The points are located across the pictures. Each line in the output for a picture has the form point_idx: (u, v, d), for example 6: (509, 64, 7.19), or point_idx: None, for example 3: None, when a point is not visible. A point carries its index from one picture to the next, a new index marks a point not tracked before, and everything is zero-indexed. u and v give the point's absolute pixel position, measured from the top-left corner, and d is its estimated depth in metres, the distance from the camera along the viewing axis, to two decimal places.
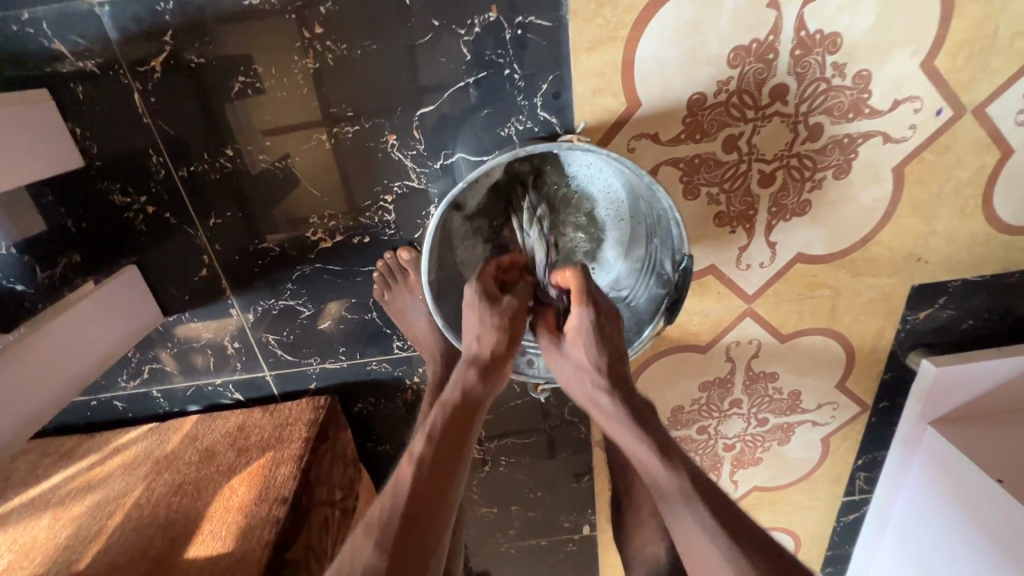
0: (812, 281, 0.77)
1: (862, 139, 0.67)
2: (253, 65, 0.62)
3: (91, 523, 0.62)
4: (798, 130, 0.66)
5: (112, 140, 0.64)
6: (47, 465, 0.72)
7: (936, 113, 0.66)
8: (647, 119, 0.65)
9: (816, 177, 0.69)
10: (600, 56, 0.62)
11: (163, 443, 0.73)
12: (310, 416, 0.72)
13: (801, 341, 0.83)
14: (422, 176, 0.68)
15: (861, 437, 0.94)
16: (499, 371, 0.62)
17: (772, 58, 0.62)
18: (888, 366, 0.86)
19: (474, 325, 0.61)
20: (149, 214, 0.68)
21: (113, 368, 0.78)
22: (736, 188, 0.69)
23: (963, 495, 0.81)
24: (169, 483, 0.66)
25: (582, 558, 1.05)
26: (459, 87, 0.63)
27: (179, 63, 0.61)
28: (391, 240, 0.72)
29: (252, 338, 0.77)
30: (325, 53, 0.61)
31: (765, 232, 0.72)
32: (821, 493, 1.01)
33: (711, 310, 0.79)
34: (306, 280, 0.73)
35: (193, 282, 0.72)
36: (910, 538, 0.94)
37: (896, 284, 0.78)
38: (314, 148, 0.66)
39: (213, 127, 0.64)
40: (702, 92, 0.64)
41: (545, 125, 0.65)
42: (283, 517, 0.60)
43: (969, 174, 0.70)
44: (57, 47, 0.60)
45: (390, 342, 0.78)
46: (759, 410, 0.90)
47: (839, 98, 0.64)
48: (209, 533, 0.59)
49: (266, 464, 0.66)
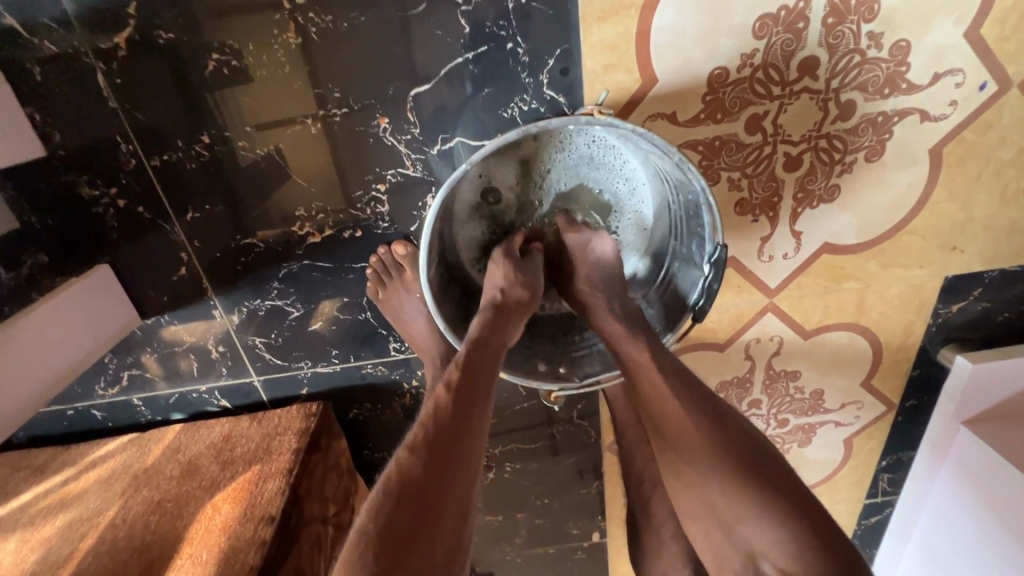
0: (839, 273, 0.71)
1: (898, 118, 0.61)
2: (229, 41, 0.56)
3: (61, 546, 0.57)
4: (829, 108, 0.60)
5: (77, 127, 0.59)
6: (18, 482, 0.67)
7: (979, 88, 0.60)
8: (664, 97, 0.59)
9: (846, 159, 0.64)
10: (612, 28, 0.56)
11: (143, 456, 0.68)
12: (301, 425, 0.67)
13: (825, 338, 0.78)
14: (418, 163, 0.62)
15: (886, 437, 0.89)
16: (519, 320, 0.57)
17: (802, 27, 0.56)
18: (918, 363, 0.81)
19: (498, 277, 0.57)
20: (120, 208, 0.63)
21: (89, 375, 0.72)
22: (759, 173, 0.64)
23: (999, 500, 0.75)
24: (147, 501, 0.60)
25: (591, 565, 1.01)
26: (457, 64, 0.58)
27: (148, 39, 0.55)
28: (385, 233, 0.66)
29: (237, 341, 0.71)
30: (309, 27, 0.56)
31: (790, 221, 0.67)
32: (843, 496, 0.96)
33: (729, 306, 0.73)
34: (294, 278, 0.68)
35: (172, 281, 0.67)
36: (935, 545, 0.89)
37: (929, 275, 0.73)
38: (300, 132, 0.60)
39: (187, 111, 0.59)
40: (724, 67, 0.58)
41: (552, 104, 0.60)
42: (271, 539, 0.54)
43: (1013, 155, 0.64)
44: (10, 23, 0.54)
45: (386, 343, 0.73)
46: (780, 410, 0.85)
47: (875, 71, 0.59)
48: (190, 556, 0.54)
49: (253, 478, 0.61)
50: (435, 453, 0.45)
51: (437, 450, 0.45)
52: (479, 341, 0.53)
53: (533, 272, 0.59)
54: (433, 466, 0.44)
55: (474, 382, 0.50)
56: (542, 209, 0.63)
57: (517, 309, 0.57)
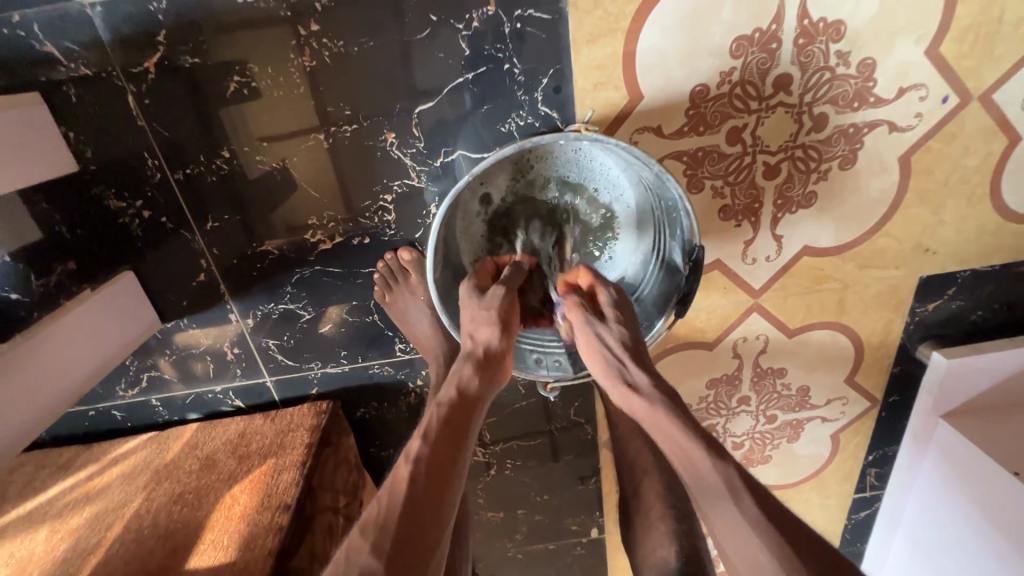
0: (819, 275, 0.76)
1: (868, 129, 0.66)
2: (247, 65, 0.61)
3: (90, 534, 0.61)
4: (803, 120, 0.65)
5: (107, 144, 0.63)
6: (44, 478, 0.71)
7: (942, 101, 0.65)
8: (650, 111, 0.64)
9: (821, 168, 0.68)
10: (601, 49, 0.61)
11: (163, 452, 0.71)
12: (312, 421, 0.71)
13: (809, 336, 0.82)
14: (422, 175, 0.67)
15: (871, 432, 0.93)
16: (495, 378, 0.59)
17: (775, 48, 0.61)
18: (898, 359, 0.85)
19: (467, 319, 0.59)
20: (145, 219, 0.67)
21: (111, 377, 0.76)
22: (741, 181, 0.68)
23: (978, 490, 0.79)
24: (169, 493, 0.64)
25: (591, 561, 1.04)
26: (458, 84, 0.63)
27: (174, 64, 0.60)
28: (391, 240, 0.71)
29: (252, 343, 0.76)
30: (322, 51, 0.61)
31: (771, 225, 0.71)
32: (832, 490, 0.99)
33: (717, 306, 0.77)
34: (306, 283, 0.72)
35: (191, 287, 0.71)
36: (923, 537, 0.92)
37: (904, 276, 0.77)
38: (312, 147, 0.65)
39: (209, 129, 0.63)
40: (705, 83, 0.63)
41: (546, 120, 0.64)
42: (287, 525, 0.58)
43: (976, 162, 0.69)
44: (49, 50, 0.59)
45: (392, 344, 0.77)
46: (768, 406, 0.89)
47: (844, 87, 0.64)
48: (211, 543, 0.58)
49: (268, 470, 0.65)
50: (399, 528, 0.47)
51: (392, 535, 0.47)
52: (448, 403, 0.56)
53: (493, 304, 0.58)
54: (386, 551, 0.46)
55: (439, 457, 0.52)
56: (533, 220, 0.67)
57: (491, 368, 0.58)
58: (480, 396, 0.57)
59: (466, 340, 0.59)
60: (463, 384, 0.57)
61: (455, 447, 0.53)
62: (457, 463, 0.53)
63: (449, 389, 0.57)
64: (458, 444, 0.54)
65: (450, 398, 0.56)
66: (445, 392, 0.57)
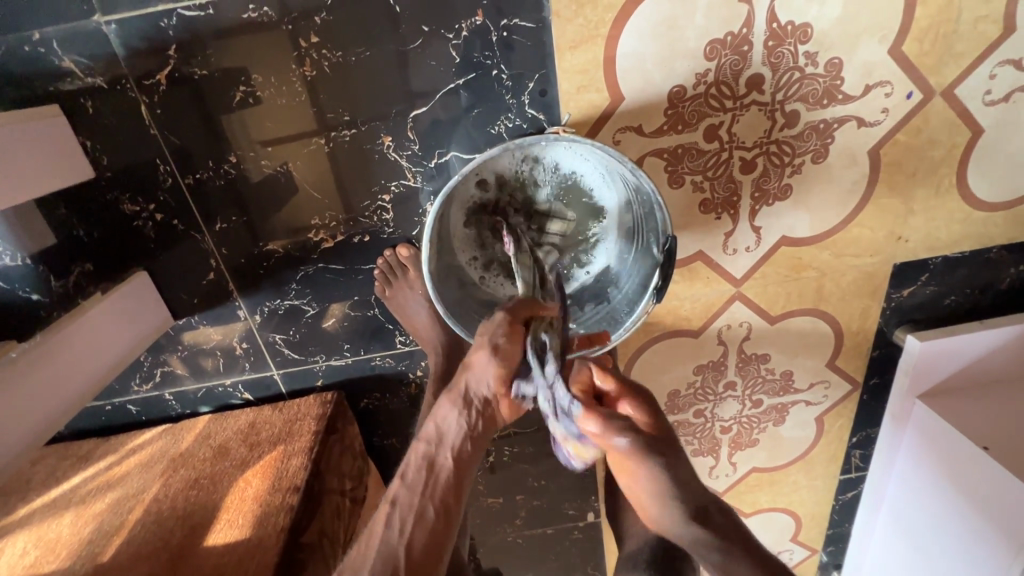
0: (797, 263, 0.80)
1: (837, 124, 0.70)
2: (252, 75, 0.65)
3: (112, 518, 0.65)
4: (776, 117, 0.69)
5: (121, 152, 0.67)
6: (66, 468, 0.75)
7: (906, 97, 0.69)
8: (631, 112, 0.68)
9: (795, 162, 0.72)
10: (582, 55, 0.65)
11: (178, 442, 0.76)
12: (318, 410, 0.75)
13: (790, 323, 0.86)
14: (418, 175, 0.71)
15: (854, 415, 0.97)
16: (479, 422, 0.58)
17: (747, 50, 0.65)
18: (876, 343, 0.89)
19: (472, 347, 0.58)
20: (157, 221, 0.71)
21: (126, 372, 0.80)
22: (719, 175, 0.72)
23: (954, 467, 0.83)
24: (185, 478, 0.68)
25: (588, 545, 1.08)
26: (450, 89, 0.67)
27: (183, 75, 0.64)
28: (390, 238, 0.75)
29: (259, 338, 0.80)
30: (321, 62, 0.65)
31: (749, 217, 0.75)
32: (819, 472, 1.03)
33: (701, 295, 0.81)
34: (310, 280, 0.76)
35: (202, 285, 0.75)
36: (906, 513, 0.96)
37: (879, 263, 0.81)
38: (313, 151, 0.69)
39: (216, 136, 0.67)
40: (682, 85, 0.67)
41: (533, 122, 0.68)
42: (297, 505, 0.62)
43: (942, 154, 0.73)
44: (67, 64, 0.63)
45: (392, 337, 0.81)
46: (754, 391, 0.93)
47: (813, 85, 0.68)
48: (226, 522, 0.62)
49: (278, 456, 0.69)
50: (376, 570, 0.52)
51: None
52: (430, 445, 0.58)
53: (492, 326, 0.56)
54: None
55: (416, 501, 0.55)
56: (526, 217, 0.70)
57: (477, 411, 0.58)
58: (463, 437, 0.58)
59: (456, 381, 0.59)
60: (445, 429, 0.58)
61: (432, 488, 0.56)
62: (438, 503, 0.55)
63: (432, 427, 0.59)
64: (440, 488, 0.56)
65: (431, 441, 0.58)
66: (430, 431, 0.59)
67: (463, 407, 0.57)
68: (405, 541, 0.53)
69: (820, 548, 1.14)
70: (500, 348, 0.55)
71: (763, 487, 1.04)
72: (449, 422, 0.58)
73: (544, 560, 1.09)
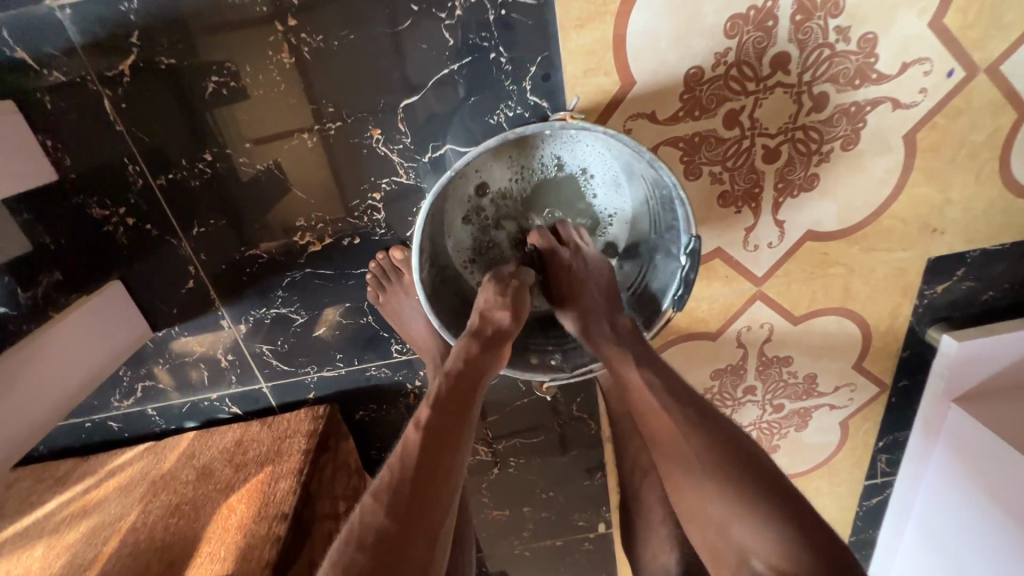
0: (823, 259, 0.74)
1: (870, 107, 0.64)
2: (228, 64, 0.59)
3: (86, 550, 0.60)
4: (802, 101, 0.63)
5: (87, 152, 0.62)
6: (42, 492, 0.70)
7: (947, 75, 0.63)
8: (643, 97, 0.62)
9: (823, 149, 0.66)
10: (589, 34, 0.59)
11: (160, 463, 0.71)
12: (310, 427, 0.70)
13: (814, 323, 0.80)
14: (411, 171, 0.65)
15: (880, 419, 0.91)
16: (494, 354, 0.57)
17: (771, 25, 0.59)
18: (906, 343, 0.83)
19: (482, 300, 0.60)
20: (130, 226, 0.66)
21: (105, 388, 0.75)
22: (740, 165, 0.66)
23: (992, 477, 0.77)
24: (165, 504, 0.63)
25: (599, 557, 1.03)
26: (444, 75, 0.61)
27: (150, 65, 0.59)
28: (382, 239, 0.69)
29: (245, 349, 0.74)
30: (301, 47, 0.59)
31: (772, 210, 0.69)
32: (842, 478, 0.98)
33: (719, 295, 0.76)
34: (297, 286, 0.71)
35: (181, 294, 0.70)
36: (937, 523, 0.90)
37: (911, 258, 0.75)
38: (297, 146, 0.63)
39: (189, 132, 0.62)
40: (699, 66, 0.61)
41: (535, 109, 0.62)
42: (284, 535, 0.57)
43: (984, 138, 0.67)
44: (21, 56, 0.57)
45: (388, 345, 0.76)
46: (775, 396, 0.87)
47: (844, 63, 0.61)
48: (209, 554, 0.57)
49: (265, 479, 0.64)
50: (410, 498, 0.46)
51: (405, 497, 0.46)
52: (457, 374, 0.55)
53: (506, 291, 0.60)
54: (394, 516, 0.45)
55: (446, 426, 0.51)
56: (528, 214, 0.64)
57: (496, 346, 0.58)
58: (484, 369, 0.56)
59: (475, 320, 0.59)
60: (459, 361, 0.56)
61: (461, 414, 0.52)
62: (465, 428, 0.52)
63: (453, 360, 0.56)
64: (463, 418, 0.53)
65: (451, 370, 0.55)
66: (450, 363, 0.56)
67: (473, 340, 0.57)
68: (437, 465, 0.49)
69: None
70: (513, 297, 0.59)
71: None
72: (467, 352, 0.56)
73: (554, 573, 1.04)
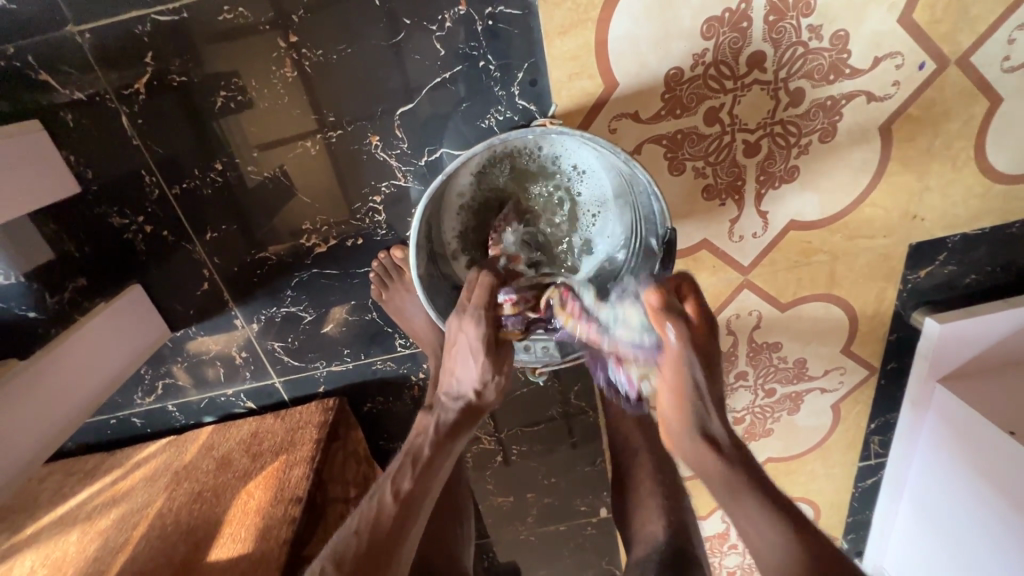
0: (807, 248, 0.77)
1: (846, 100, 0.67)
2: (236, 79, 0.63)
3: (117, 534, 0.65)
4: (780, 96, 0.66)
5: (107, 165, 0.66)
6: (74, 483, 0.75)
7: (918, 67, 0.65)
8: (626, 98, 0.65)
9: (801, 142, 0.69)
10: (572, 40, 0.62)
11: (182, 454, 0.75)
12: (320, 418, 0.75)
13: (802, 309, 0.83)
14: (408, 174, 0.69)
15: (871, 401, 0.94)
16: (466, 428, 0.63)
17: (746, 26, 0.62)
18: (893, 327, 0.85)
19: (454, 366, 0.61)
20: (148, 233, 0.70)
21: (129, 387, 0.80)
22: (722, 160, 0.69)
23: (979, 455, 0.80)
24: (188, 492, 0.68)
25: (603, 542, 1.06)
26: (437, 83, 0.64)
27: (163, 83, 0.63)
28: (383, 239, 0.73)
29: (258, 347, 0.79)
30: (302, 61, 0.62)
31: (755, 202, 0.72)
32: (836, 460, 1.01)
33: (707, 285, 0.79)
34: (305, 286, 0.75)
35: (197, 295, 0.74)
36: (927, 503, 0.93)
37: (893, 244, 0.77)
38: (301, 154, 0.67)
39: (201, 143, 0.66)
40: (678, 67, 0.64)
41: (524, 112, 0.66)
42: (299, 516, 0.62)
43: (959, 126, 0.69)
44: (43, 78, 0.62)
45: (392, 340, 0.80)
46: (766, 380, 0.90)
47: (818, 60, 0.64)
48: (230, 535, 0.62)
49: (280, 466, 0.69)
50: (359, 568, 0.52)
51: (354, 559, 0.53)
52: (432, 448, 0.61)
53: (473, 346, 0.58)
54: None
55: (408, 497, 0.57)
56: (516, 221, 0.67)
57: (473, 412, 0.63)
58: (455, 432, 0.62)
59: (449, 380, 0.62)
60: (444, 423, 0.62)
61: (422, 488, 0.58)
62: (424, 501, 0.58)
63: (427, 421, 0.63)
64: (423, 492, 0.59)
65: (433, 437, 0.61)
66: (426, 423, 0.63)
67: (463, 408, 0.62)
68: (392, 533, 0.55)
69: (840, 535, 1.11)
70: (476, 350, 0.58)
71: (779, 477, 1.02)
72: (452, 420, 0.62)
73: (558, 558, 1.08)
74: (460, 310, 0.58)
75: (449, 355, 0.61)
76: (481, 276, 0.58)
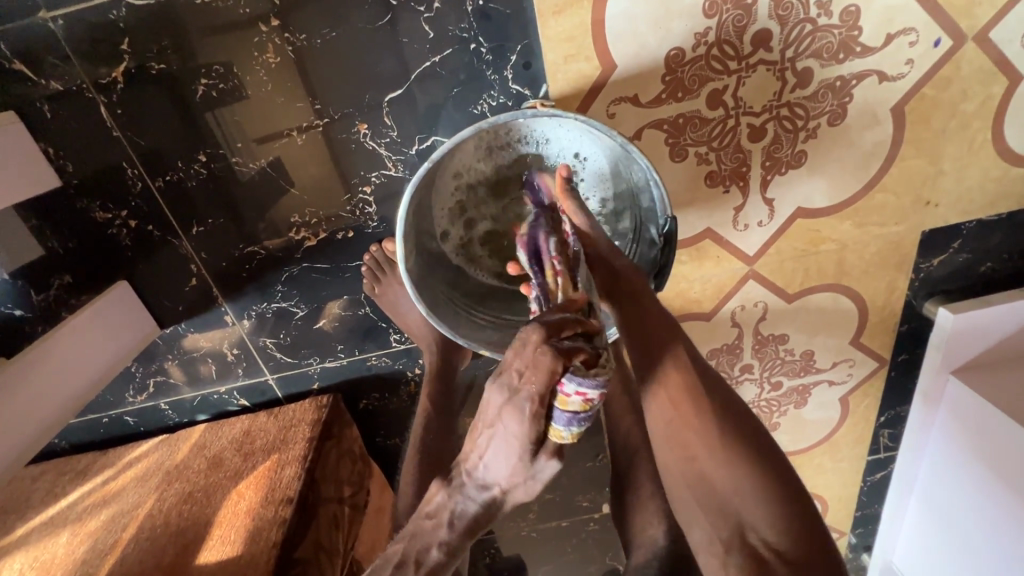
0: (815, 236, 0.74)
1: (856, 80, 0.63)
2: (217, 66, 0.60)
3: (107, 536, 0.64)
4: (786, 77, 0.63)
5: (88, 157, 0.64)
6: (65, 484, 0.74)
7: (933, 44, 0.62)
8: (624, 81, 0.62)
9: (809, 125, 0.66)
10: (568, 20, 0.59)
11: (174, 453, 0.74)
12: (314, 416, 0.73)
13: (809, 300, 0.80)
14: (399, 164, 0.66)
15: (880, 393, 0.91)
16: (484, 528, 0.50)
17: (751, 3, 0.59)
18: (904, 318, 0.82)
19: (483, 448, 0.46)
20: (133, 228, 0.68)
21: (120, 385, 0.78)
22: (726, 145, 0.66)
23: (991, 449, 0.77)
24: (179, 492, 0.67)
25: (606, 537, 1.05)
26: (427, 68, 0.62)
27: (142, 71, 0.60)
28: (375, 232, 0.71)
29: (249, 343, 0.77)
30: (285, 46, 0.60)
31: (761, 189, 0.69)
32: (845, 454, 0.98)
33: (711, 276, 0.76)
34: (295, 281, 0.73)
35: (186, 291, 0.72)
36: (938, 498, 0.91)
37: (905, 231, 0.74)
38: (287, 143, 0.65)
39: (183, 133, 0.63)
40: (679, 47, 0.61)
41: (518, 97, 0.63)
42: (289, 518, 0.61)
43: (976, 107, 0.66)
44: (18, 67, 0.59)
45: (386, 335, 0.78)
46: (773, 373, 0.88)
47: (827, 38, 0.61)
48: (220, 537, 0.60)
49: (272, 466, 0.67)
50: None
51: None
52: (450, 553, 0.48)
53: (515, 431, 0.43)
54: None
55: None
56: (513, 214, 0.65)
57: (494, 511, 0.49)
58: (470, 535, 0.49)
59: (471, 460, 0.47)
60: (461, 515, 0.48)
61: None
62: None
63: (439, 507, 0.49)
64: None
65: (445, 538, 0.48)
66: (436, 509, 0.49)
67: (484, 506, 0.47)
68: None
69: (848, 530, 1.09)
70: (516, 437, 0.43)
71: None
72: (469, 515, 0.48)
73: (561, 554, 1.06)
74: (508, 382, 0.42)
75: (478, 432, 0.46)
76: (539, 351, 0.40)
